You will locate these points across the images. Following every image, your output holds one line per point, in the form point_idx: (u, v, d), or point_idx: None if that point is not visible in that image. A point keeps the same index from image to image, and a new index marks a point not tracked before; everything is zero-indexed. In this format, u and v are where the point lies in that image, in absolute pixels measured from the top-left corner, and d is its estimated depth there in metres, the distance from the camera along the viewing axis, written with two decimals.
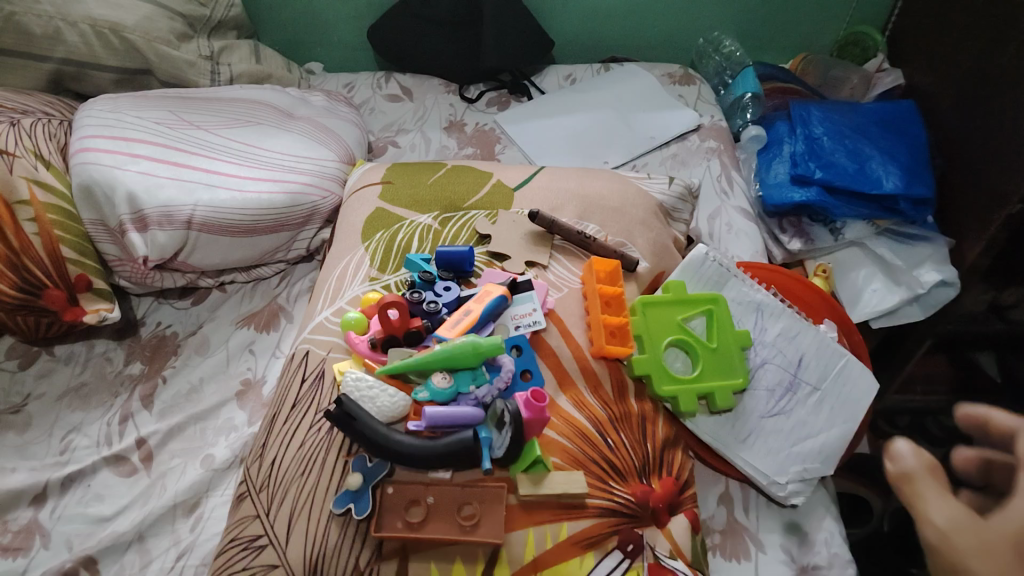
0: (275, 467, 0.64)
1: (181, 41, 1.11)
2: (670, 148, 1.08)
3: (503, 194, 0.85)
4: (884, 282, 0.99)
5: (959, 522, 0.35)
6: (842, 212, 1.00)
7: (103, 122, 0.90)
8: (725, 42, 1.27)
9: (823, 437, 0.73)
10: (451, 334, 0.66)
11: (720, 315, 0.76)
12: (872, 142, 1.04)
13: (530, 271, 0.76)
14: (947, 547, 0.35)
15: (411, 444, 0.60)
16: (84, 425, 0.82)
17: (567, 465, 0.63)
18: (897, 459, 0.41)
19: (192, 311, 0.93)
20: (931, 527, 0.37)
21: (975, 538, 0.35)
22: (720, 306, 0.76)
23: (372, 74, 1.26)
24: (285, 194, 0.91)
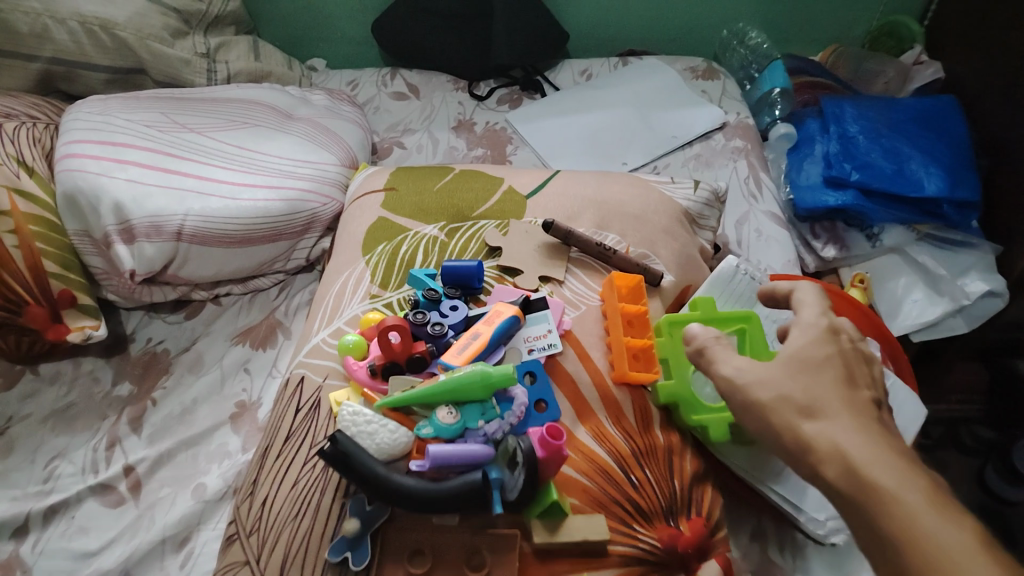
0: (265, 508, 0.58)
1: (176, 38, 1.05)
2: (693, 147, 1.01)
3: (514, 201, 0.79)
4: (925, 292, 0.92)
5: (740, 372, 0.47)
6: (880, 217, 0.92)
7: (89, 125, 0.85)
8: (751, 34, 1.20)
9: None
10: (458, 361, 0.60)
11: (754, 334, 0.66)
12: (910, 141, 0.97)
13: (544, 288, 0.70)
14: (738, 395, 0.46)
15: (413, 487, 0.54)
16: (69, 451, 0.76)
17: (587, 507, 0.57)
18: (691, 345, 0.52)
19: (185, 326, 0.87)
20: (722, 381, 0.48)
21: (757, 383, 0.46)
22: (755, 325, 0.67)
23: (377, 71, 1.20)
24: (283, 201, 0.85)
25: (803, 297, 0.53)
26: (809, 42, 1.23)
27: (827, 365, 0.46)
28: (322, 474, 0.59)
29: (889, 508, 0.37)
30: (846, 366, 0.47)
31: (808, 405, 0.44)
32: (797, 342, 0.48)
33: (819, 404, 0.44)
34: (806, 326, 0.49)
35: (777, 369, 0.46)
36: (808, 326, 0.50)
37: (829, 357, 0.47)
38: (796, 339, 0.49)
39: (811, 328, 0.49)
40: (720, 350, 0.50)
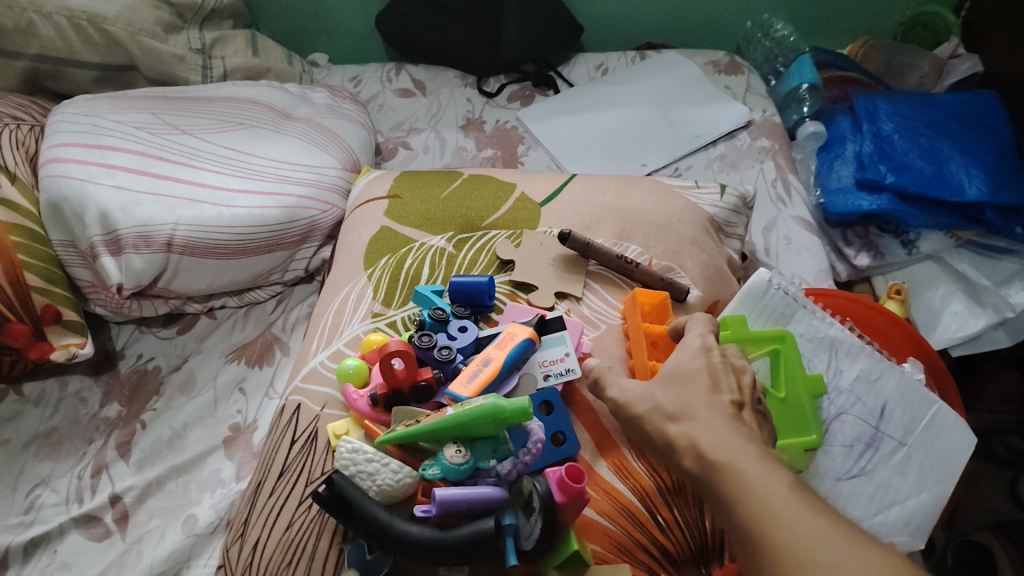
0: (257, 553, 0.54)
1: (169, 33, 1.00)
2: (716, 147, 0.95)
3: (527, 209, 0.74)
4: (965, 303, 0.86)
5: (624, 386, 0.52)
6: (918, 222, 0.87)
7: (74, 128, 0.80)
8: (776, 25, 1.13)
9: (911, 503, 0.62)
10: (468, 392, 0.54)
11: (790, 357, 0.63)
12: (950, 140, 0.90)
13: (560, 305, 0.65)
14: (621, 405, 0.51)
15: (414, 535, 0.49)
16: (52, 478, 0.72)
17: (610, 555, 0.52)
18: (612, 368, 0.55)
19: (177, 341, 0.82)
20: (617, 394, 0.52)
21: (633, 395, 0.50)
22: (789, 345, 0.63)
23: (382, 66, 1.14)
24: (280, 208, 0.80)
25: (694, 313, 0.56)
26: (837, 34, 1.16)
27: (694, 375, 0.49)
28: (318, 514, 0.54)
29: (729, 477, 0.42)
30: (715, 377, 0.49)
31: (675, 410, 0.47)
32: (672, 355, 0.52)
33: (686, 409, 0.47)
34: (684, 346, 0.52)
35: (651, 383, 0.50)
36: (688, 347, 0.52)
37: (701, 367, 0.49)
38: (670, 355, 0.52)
39: (689, 349, 0.51)
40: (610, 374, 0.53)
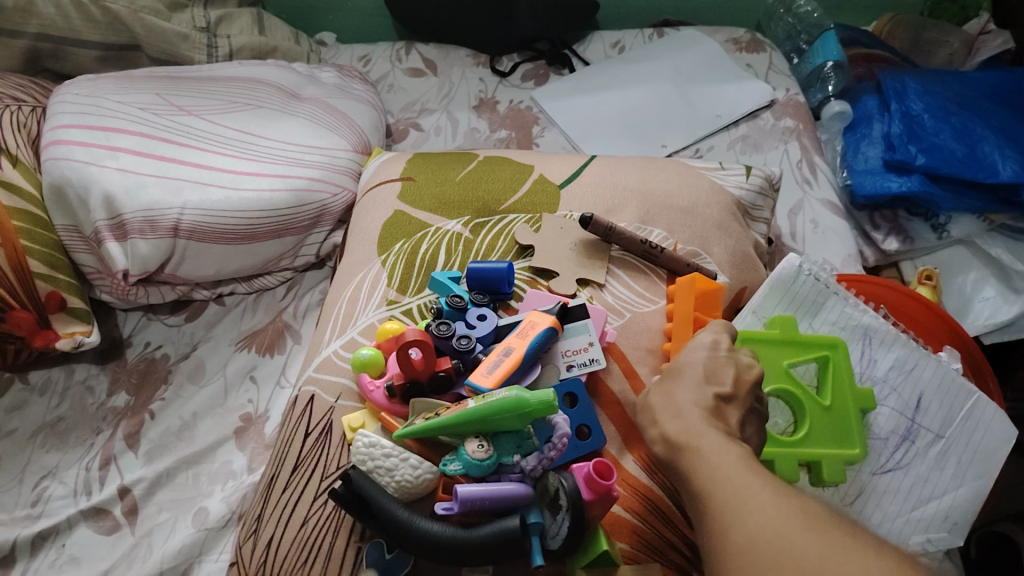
0: (272, 551, 0.52)
1: (173, 11, 0.97)
2: (739, 128, 0.92)
3: (546, 192, 0.71)
4: (997, 289, 0.83)
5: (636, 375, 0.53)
6: (949, 205, 0.84)
7: (77, 109, 0.77)
8: (799, 1, 1.09)
9: (949, 498, 0.60)
10: (489, 384, 0.52)
11: (837, 363, 0.61)
12: (983, 120, 0.87)
13: (582, 292, 0.62)
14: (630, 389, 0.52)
15: (437, 534, 0.47)
16: (60, 470, 0.70)
17: (639, 554, 0.50)
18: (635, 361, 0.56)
19: (185, 329, 0.80)
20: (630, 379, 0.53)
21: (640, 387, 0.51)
22: (840, 354, 0.62)
23: (391, 45, 1.11)
24: (289, 192, 0.77)
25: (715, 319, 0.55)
26: (861, 10, 1.12)
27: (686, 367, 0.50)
28: (335, 511, 0.52)
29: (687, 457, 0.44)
30: (715, 370, 0.49)
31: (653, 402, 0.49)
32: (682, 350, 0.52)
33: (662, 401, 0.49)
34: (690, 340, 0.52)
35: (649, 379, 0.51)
36: (696, 343, 0.51)
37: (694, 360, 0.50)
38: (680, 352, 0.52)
39: (696, 345, 0.51)
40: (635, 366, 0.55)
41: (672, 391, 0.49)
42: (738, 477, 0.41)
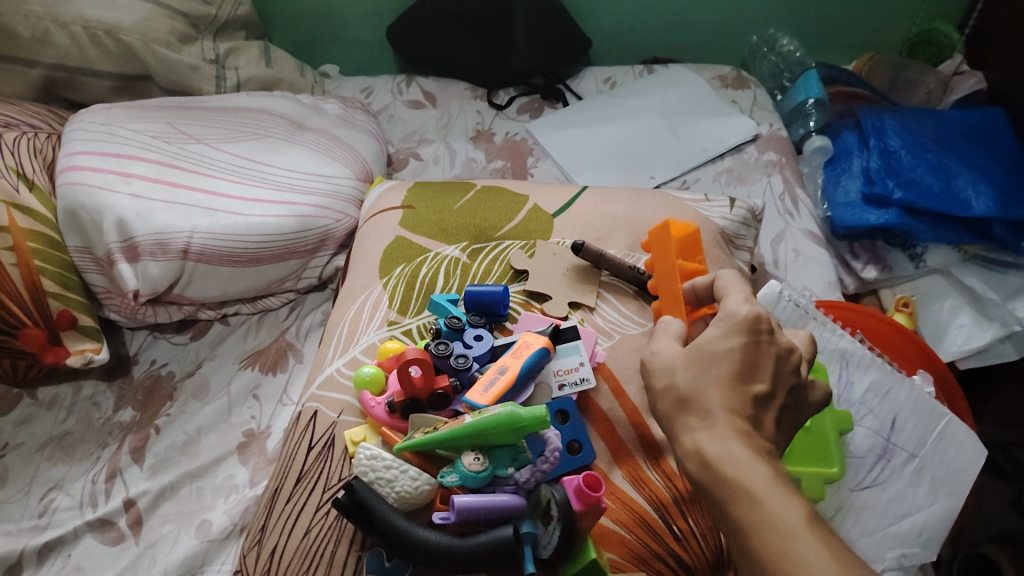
0: (275, 559, 0.54)
1: (184, 43, 1.01)
2: (725, 161, 0.96)
3: (540, 219, 0.74)
4: (972, 317, 0.87)
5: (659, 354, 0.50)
6: (926, 237, 0.88)
7: (92, 136, 0.81)
8: (782, 40, 1.15)
9: (923, 514, 0.63)
10: (485, 400, 0.55)
11: None
12: (958, 157, 0.91)
13: (574, 315, 0.66)
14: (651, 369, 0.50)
15: (435, 542, 0.49)
16: (66, 482, 0.72)
17: (626, 563, 0.52)
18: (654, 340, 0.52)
19: (190, 347, 0.83)
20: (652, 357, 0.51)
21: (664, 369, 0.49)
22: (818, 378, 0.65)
23: (393, 77, 1.15)
24: (294, 217, 0.81)
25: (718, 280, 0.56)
26: (843, 50, 1.17)
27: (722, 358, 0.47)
28: (337, 521, 0.54)
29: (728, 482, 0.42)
30: (752, 361, 0.48)
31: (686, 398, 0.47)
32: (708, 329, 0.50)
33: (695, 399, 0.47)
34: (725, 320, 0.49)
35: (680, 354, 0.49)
36: (732, 322, 0.49)
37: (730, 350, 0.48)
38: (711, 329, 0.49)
39: (733, 326, 0.49)
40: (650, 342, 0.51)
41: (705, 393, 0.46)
42: (795, 514, 0.40)
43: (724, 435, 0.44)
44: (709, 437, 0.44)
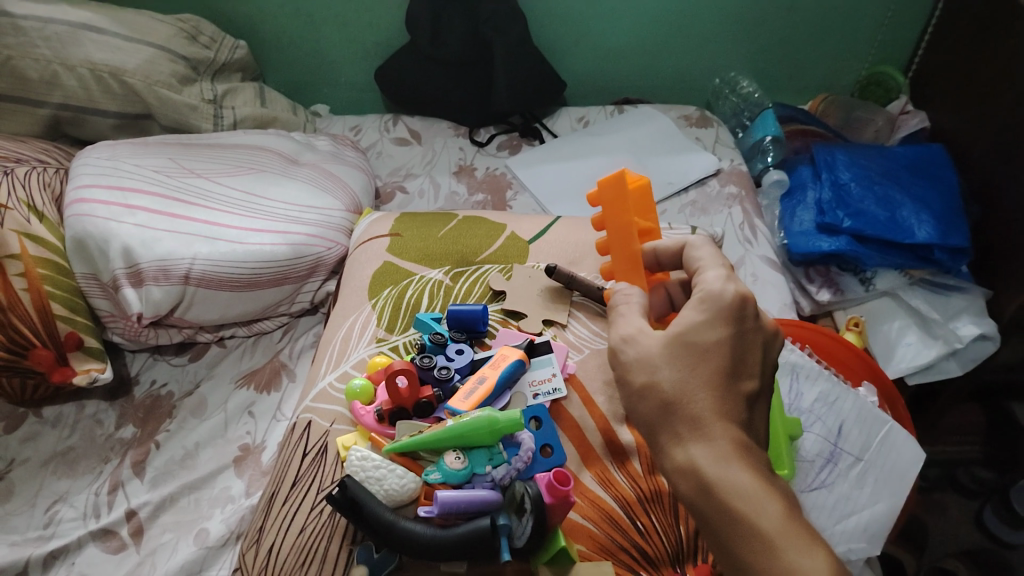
0: (272, 556, 0.58)
1: (184, 85, 1.07)
2: (689, 193, 1.04)
3: (517, 246, 0.81)
4: (918, 336, 0.94)
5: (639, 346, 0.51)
6: (874, 262, 0.95)
7: (98, 171, 0.86)
8: (742, 83, 1.24)
9: (867, 513, 0.68)
10: (465, 406, 0.61)
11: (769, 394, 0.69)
12: (903, 189, 0.99)
13: (547, 331, 0.72)
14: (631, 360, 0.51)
15: (421, 533, 0.54)
16: (70, 495, 0.77)
17: (594, 553, 0.57)
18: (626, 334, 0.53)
19: (188, 368, 0.88)
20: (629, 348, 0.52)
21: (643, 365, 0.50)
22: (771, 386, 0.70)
23: (380, 117, 1.23)
24: (288, 245, 0.87)
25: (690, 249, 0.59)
26: (799, 91, 1.27)
27: (706, 350, 0.50)
28: (330, 519, 0.59)
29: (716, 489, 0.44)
30: (732, 354, 0.50)
31: (670, 399, 0.48)
32: (689, 318, 0.51)
33: (680, 399, 0.48)
34: (704, 309, 0.51)
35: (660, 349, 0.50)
36: (714, 312, 0.51)
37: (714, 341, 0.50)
38: (694, 317, 0.51)
39: (714, 318, 0.51)
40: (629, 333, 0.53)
41: (697, 398, 0.48)
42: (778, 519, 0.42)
43: (718, 439, 0.46)
44: (704, 445, 0.46)
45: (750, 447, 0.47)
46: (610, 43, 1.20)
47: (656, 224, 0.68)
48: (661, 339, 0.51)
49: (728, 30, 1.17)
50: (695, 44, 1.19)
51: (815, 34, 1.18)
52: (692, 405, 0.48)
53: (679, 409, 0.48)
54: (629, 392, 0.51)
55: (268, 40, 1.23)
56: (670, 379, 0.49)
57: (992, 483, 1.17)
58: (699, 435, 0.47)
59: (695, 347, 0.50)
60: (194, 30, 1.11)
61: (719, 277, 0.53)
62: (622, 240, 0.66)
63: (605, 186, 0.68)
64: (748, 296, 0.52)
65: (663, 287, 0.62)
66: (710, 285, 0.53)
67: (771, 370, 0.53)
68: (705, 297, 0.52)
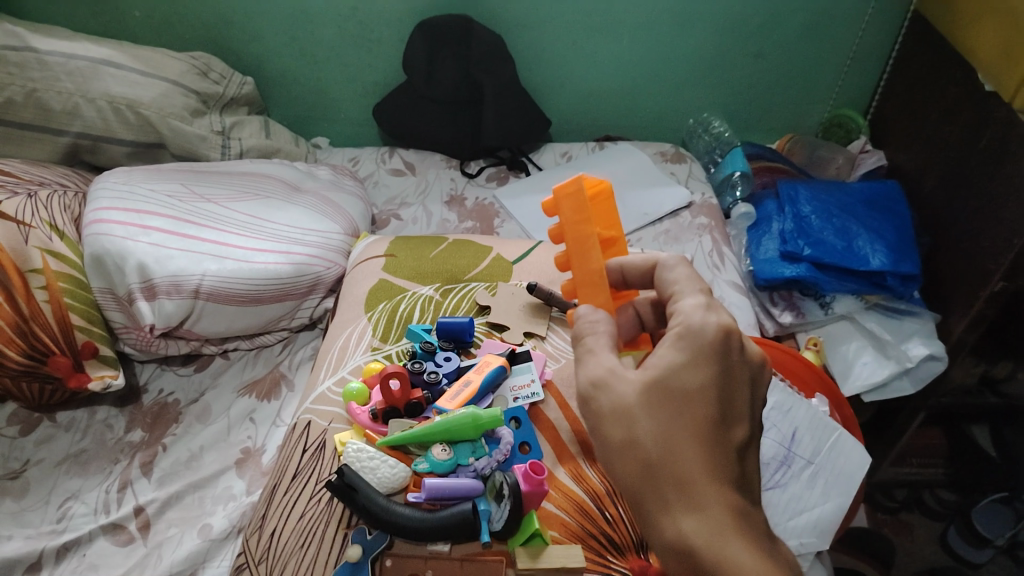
0: (274, 539, 0.65)
1: (194, 117, 1.15)
2: (663, 223, 1.12)
3: (502, 266, 0.89)
4: (873, 356, 1.01)
5: (615, 397, 0.50)
6: (832, 287, 1.02)
7: (115, 194, 0.93)
8: (714, 123, 1.33)
9: (818, 512, 0.75)
10: (451, 405, 0.67)
11: None
12: (860, 221, 1.07)
13: (528, 342, 0.79)
14: (608, 412, 0.50)
15: (410, 516, 0.60)
16: (82, 492, 0.82)
17: (565, 539, 0.63)
18: (600, 385, 0.51)
19: (194, 378, 0.94)
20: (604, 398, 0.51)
21: (622, 418, 0.50)
22: None
23: (377, 149, 1.31)
24: (290, 264, 0.94)
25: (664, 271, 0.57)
26: (768, 131, 1.36)
27: (686, 401, 0.49)
28: (328, 506, 0.65)
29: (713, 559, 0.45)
30: (712, 398, 0.49)
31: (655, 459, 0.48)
32: (669, 359, 0.50)
33: (664, 458, 0.48)
34: (681, 358, 0.50)
35: (640, 403, 0.49)
36: (692, 356, 0.50)
37: (693, 389, 0.49)
38: (674, 358, 0.50)
39: (692, 361, 0.50)
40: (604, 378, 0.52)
41: (685, 459, 0.48)
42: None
43: (712, 507, 0.46)
44: (697, 515, 0.46)
45: (737, 499, 0.48)
46: (592, 85, 1.29)
47: (614, 236, 0.64)
48: (639, 386, 0.50)
49: (701, 74, 1.27)
50: (670, 86, 1.29)
51: (781, 79, 1.27)
52: (682, 469, 0.48)
53: (667, 472, 0.48)
54: (608, 445, 0.50)
55: (273, 77, 1.31)
56: (653, 436, 0.48)
57: (955, 504, 1.26)
58: (693, 504, 0.47)
59: (679, 395, 0.49)
60: (204, 67, 1.19)
61: (699, 306, 0.52)
62: (586, 256, 0.62)
63: (569, 195, 0.62)
64: (729, 331, 0.51)
65: (632, 308, 0.62)
66: (689, 317, 0.52)
67: (754, 407, 0.53)
68: (682, 334, 0.51)
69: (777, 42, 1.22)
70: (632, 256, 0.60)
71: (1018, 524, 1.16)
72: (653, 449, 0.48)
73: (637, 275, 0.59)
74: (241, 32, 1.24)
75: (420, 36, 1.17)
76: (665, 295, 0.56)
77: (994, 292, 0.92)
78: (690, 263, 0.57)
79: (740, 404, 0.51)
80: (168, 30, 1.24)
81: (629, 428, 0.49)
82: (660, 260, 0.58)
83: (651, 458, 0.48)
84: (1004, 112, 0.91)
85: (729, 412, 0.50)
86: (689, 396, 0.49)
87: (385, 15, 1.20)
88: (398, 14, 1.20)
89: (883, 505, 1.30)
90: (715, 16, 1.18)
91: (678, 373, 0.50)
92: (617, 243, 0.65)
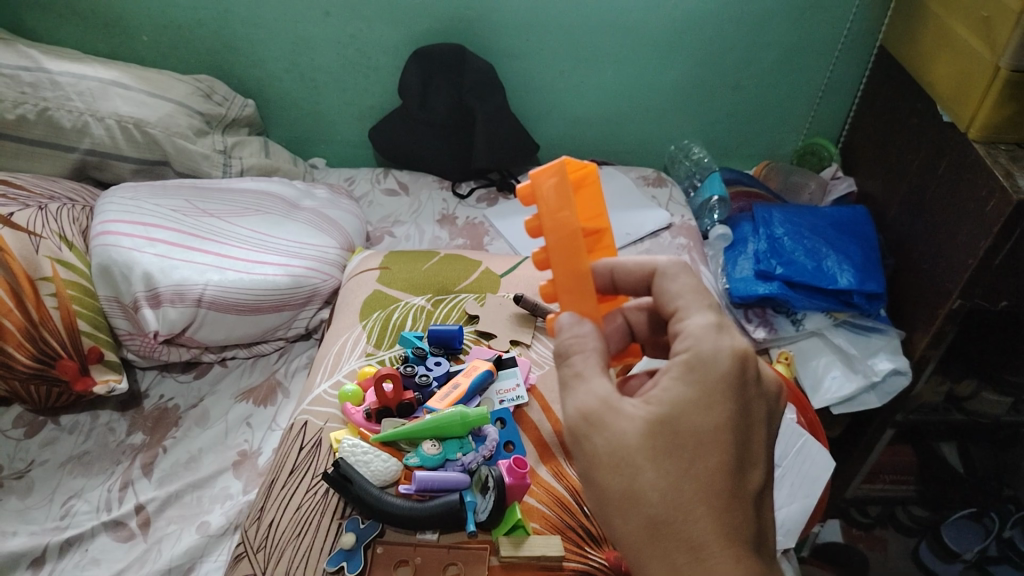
0: (272, 528, 0.69)
1: (198, 136, 1.19)
2: (644, 243, 1.19)
3: (490, 279, 0.96)
4: (842, 370, 1.07)
5: (618, 441, 0.49)
6: (803, 304, 1.07)
7: (122, 208, 0.97)
8: (694, 150, 1.40)
9: (787, 510, 0.80)
10: (440, 405, 0.73)
11: None
12: (828, 242, 1.12)
13: (514, 349, 0.85)
14: (610, 457, 0.49)
15: (399, 506, 0.65)
16: (84, 491, 0.86)
17: (545, 530, 0.67)
18: (598, 428, 0.50)
19: (193, 384, 0.99)
20: (605, 441, 0.50)
21: (624, 466, 0.49)
22: None
23: (372, 171, 1.38)
24: (289, 276, 0.98)
25: (664, 281, 0.57)
26: (744, 158, 1.43)
27: (695, 447, 0.49)
28: (323, 500, 0.70)
29: None
30: (722, 443, 0.49)
31: (664, 515, 0.48)
32: (678, 397, 0.50)
33: (675, 514, 0.48)
34: (690, 402, 0.50)
35: (644, 449, 0.49)
36: (699, 400, 0.50)
37: (705, 436, 0.49)
38: (682, 395, 0.50)
39: (701, 405, 0.50)
40: (604, 415, 0.51)
41: (694, 515, 0.47)
42: None
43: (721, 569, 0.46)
44: None
45: (750, 554, 0.47)
46: (578, 112, 1.36)
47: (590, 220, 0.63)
48: (640, 427, 0.49)
49: (680, 104, 1.34)
50: (652, 115, 1.36)
51: (758, 110, 1.34)
52: (689, 524, 0.47)
53: (673, 528, 0.47)
54: (607, 493, 0.50)
55: (273, 100, 1.37)
56: (658, 487, 0.48)
57: (928, 521, 1.27)
58: (701, 564, 0.46)
59: (687, 439, 0.49)
60: (208, 90, 1.25)
61: (709, 329, 0.52)
62: (571, 258, 0.59)
63: (549, 184, 0.57)
64: (742, 361, 0.51)
65: (621, 316, 0.62)
66: (700, 344, 0.51)
67: (770, 446, 0.53)
68: (692, 365, 0.51)
69: (753, 74, 1.29)
70: (624, 260, 0.59)
71: (988, 538, 1.17)
72: (658, 501, 0.48)
73: (629, 278, 0.59)
74: (244, 56, 1.30)
75: (415, 64, 1.23)
76: (667, 309, 0.56)
77: (952, 309, 0.97)
78: (691, 273, 0.57)
79: (751, 447, 0.51)
80: (174, 54, 1.30)
81: (631, 476, 0.49)
82: (659, 268, 0.57)
83: (656, 510, 0.48)
84: (958, 140, 0.97)
85: (743, 459, 0.50)
86: (698, 442, 0.49)
87: (382, 44, 1.27)
88: (394, 43, 1.26)
89: (858, 522, 1.31)
90: (693, 49, 1.25)
91: (687, 416, 0.49)
92: (597, 235, 0.63)
